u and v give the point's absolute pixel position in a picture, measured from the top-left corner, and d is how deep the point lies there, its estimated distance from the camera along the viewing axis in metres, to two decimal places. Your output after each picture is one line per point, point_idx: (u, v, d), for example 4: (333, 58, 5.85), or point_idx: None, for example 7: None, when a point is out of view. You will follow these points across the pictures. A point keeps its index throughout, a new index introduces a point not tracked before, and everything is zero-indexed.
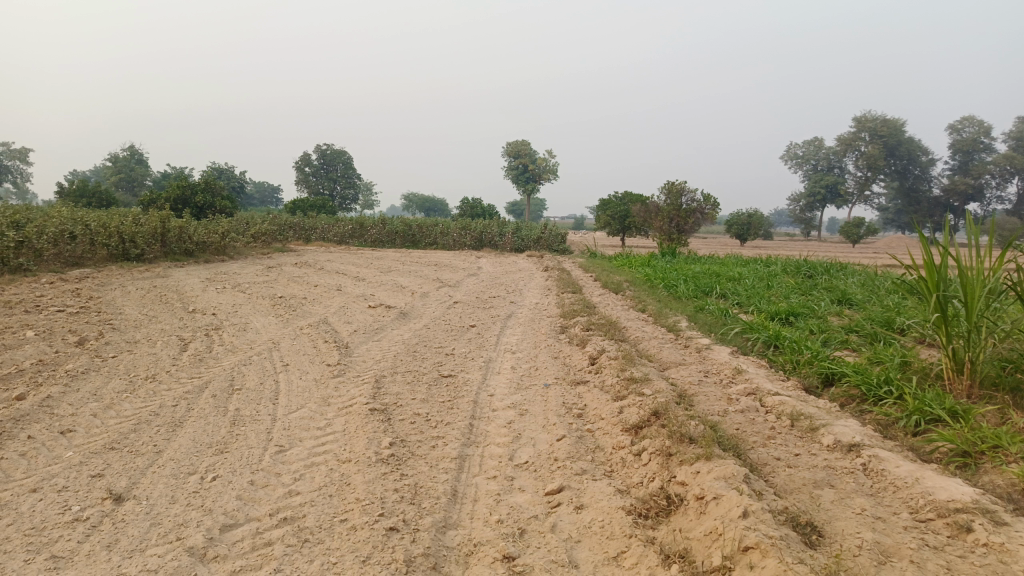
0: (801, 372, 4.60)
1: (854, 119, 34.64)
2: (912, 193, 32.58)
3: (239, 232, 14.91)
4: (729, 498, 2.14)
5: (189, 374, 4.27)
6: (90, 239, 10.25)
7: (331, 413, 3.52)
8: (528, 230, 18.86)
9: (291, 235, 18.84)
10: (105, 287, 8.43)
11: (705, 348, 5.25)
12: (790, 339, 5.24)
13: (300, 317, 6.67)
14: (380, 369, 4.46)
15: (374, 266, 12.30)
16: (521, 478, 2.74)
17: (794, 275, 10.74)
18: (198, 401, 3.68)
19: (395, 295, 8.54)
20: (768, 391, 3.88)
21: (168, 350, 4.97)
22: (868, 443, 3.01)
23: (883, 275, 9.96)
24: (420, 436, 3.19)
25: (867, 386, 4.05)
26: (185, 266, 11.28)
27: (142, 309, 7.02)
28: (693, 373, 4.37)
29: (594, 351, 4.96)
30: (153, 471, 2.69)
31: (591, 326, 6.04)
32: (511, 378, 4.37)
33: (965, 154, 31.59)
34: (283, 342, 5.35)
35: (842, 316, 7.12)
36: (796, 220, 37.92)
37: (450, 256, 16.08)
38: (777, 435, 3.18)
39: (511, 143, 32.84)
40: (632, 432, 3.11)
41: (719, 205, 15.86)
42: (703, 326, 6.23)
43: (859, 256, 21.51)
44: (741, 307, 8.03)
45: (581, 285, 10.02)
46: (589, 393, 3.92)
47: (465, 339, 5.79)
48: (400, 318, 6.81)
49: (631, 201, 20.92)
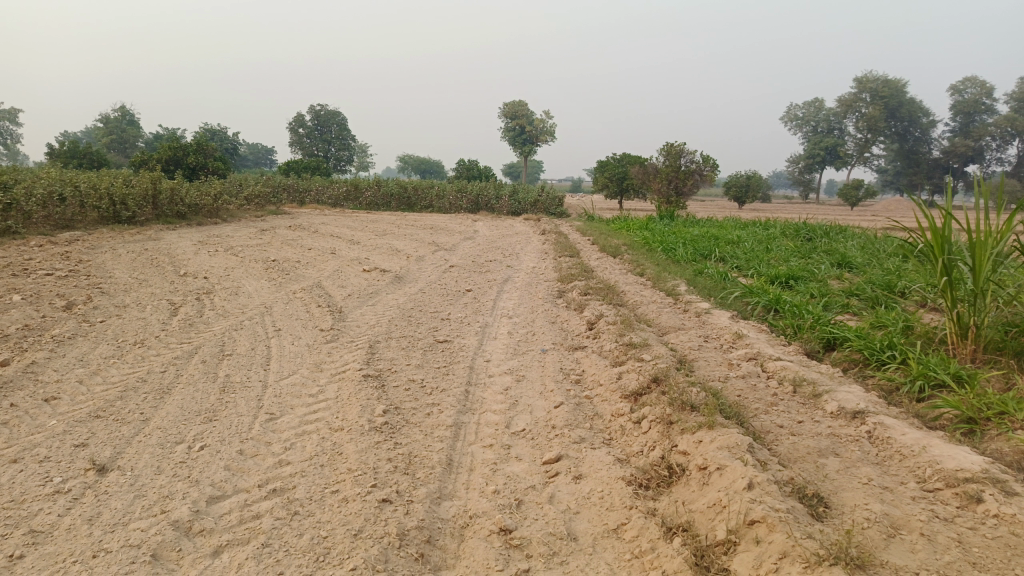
0: (802, 337, 4.52)
1: (855, 79, 34.17)
2: (912, 155, 32.31)
3: (232, 194, 14.70)
4: (733, 469, 2.07)
5: (179, 339, 4.18)
6: (80, 202, 10.07)
7: (323, 379, 3.44)
8: (525, 192, 18.66)
9: (285, 197, 18.62)
10: (95, 251, 8.29)
11: (705, 312, 5.17)
12: (791, 303, 5.15)
13: (294, 281, 6.57)
14: (374, 334, 4.38)
15: (369, 229, 12.15)
16: (518, 446, 2.67)
17: (794, 238, 10.64)
18: (187, 367, 3.59)
19: (390, 259, 8.43)
20: (770, 356, 3.81)
21: (158, 314, 4.87)
22: (873, 411, 2.94)
23: (882, 237, 9.86)
24: (413, 402, 3.12)
25: (869, 351, 3.98)
26: (177, 228, 11.13)
27: (133, 272, 6.89)
28: (693, 338, 4.29)
29: (592, 315, 4.87)
30: (139, 441, 2.61)
31: (589, 290, 5.95)
32: (508, 343, 4.29)
33: (966, 115, 31.25)
34: (275, 307, 5.25)
35: (842, 280, 7.03)
36: (795, 183, 37.65)
37: (446, 219, 15.92)
38: (779, 401, 3.11)
39: (510, 103, 32.24)
40: (631, 398, 3.04)
41: (718, 166, 15.65)
42: (703, 290, 6.14)
43: (857, 219, 21.41)
44: (740, 271, 7.94)
45: (578, 248, 9.92)
46: (587, 359, 3.85)
47: (461, 303, 5.71)
48: (395, 282, 6.71)
49: (629, 163, 20.69)
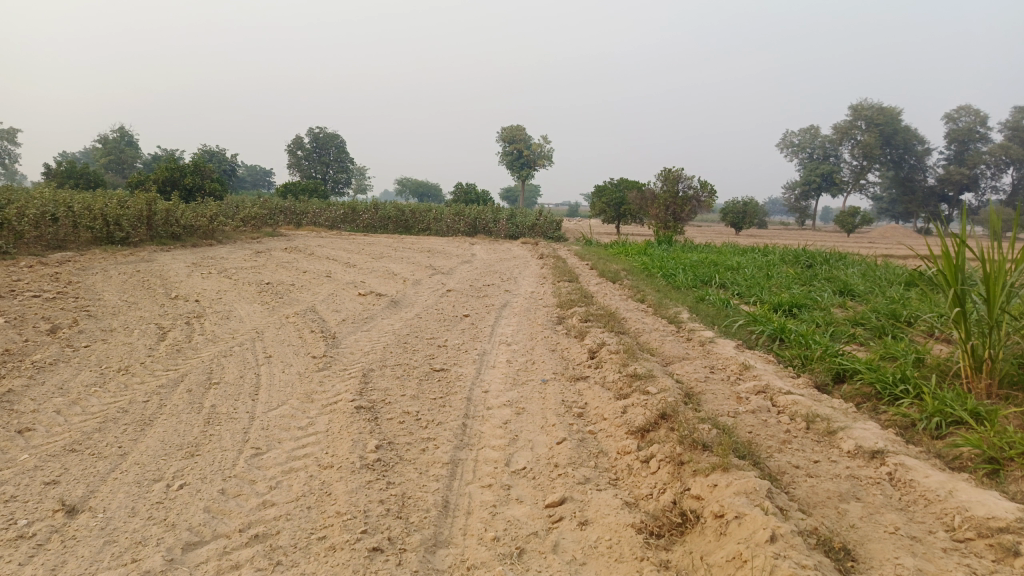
0: (811, 368, 4.38)
1: (851, 107, 34.33)
2: (909, 182, 32.89)
3: (228, 215, 14.60)
4: (753, 519, 1.92)
5: (165, 366, 4.02)
6: (74, 222, 9.93)
7: (314, 411, 3.28)
8: (523, 216, 18.62)
9: (281, 219, 18.52)
10: (86, 272, 8.14)
11: (709, 341, 5.03)
12: (797, 333, 5.01)
13: (287, 305, 6.41)
14: (368, 362, 4.22)
15: (366, 252, 12.02)
16: (518, 487, 2.51)
17: (793, 265, 10.55)
18: (171, 397, 3.43)
19: (386, 282, 8.29)
20: (780, 389, 3.66)
21: (145, 339, 4.71)
22: (892, 450, 2.80)
23: (883, 265, 9.77)
24: (408, 437, 2.96)
25: (882, 384, 3.83)
26: (171, 250, 10.99)
27: (122, 294, 6.74)
28: (698, 368, 4.15)
29: (593, 343, 4.73)
30: (114, 479, 2.44)
31: (590, 316, 5.81)
32: (507, 372, 4.14)
33: (961, 144, 31.43)
34: (267, 332, 5.10)
35: (846, 308, 6.89)
36: (791, 209, 37.71)
37: (443, 242, 15.84)
38: (793, 439, 2.96)
39: (506, 128, 32.45)
40: (638, 435, 2.88)
41: (716, 192, 15.59)
42: (705, 317, 6.01)
43: (855, 245, 21.39)
44: (741, 298, 7.82)
45: (577, 273, 9.81)
46: (590, 391, 3.69)
47: (459, 329, 5.56)
48: (391, 306, 6.56)
49: (627, 188, 20.68)
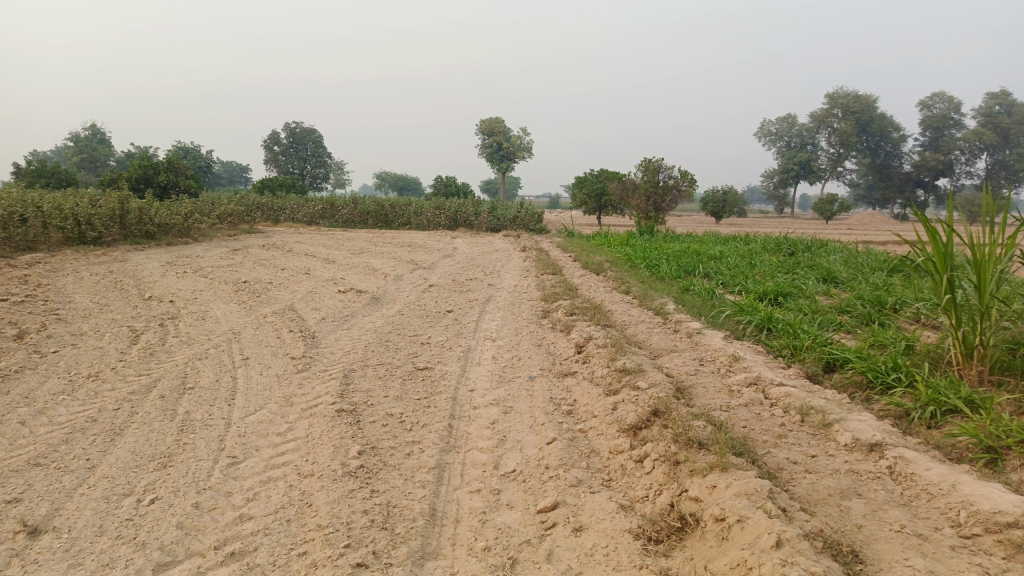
0: (800, 358, 4.32)
1: (827, 96, 34.49)
2: (885, 169, 33.14)
3: (204, 213, 14.32)
4: (757, 522, 1.83)
5: (137, 371, 3.87)
6: (43, 222, 9.66)
7: (293, 415, 3.16)
8: (504, 208, 18.50)
9: (259, 215, 18.23)
10: (56, 274, 7.90)
11: (697, 333, 4.95)
12: (785, 322, 4.95)
13: (265, 304, 6.25)
14: (349, 362, 4.09)
15: (346, 248, 11.83)
16: (508, 492, 2.41)
17: (776, 253, 10.53)
18: (144, 404, 3.28)
19: (366, 279, 8.14)
20: (772, 382, 3.58)
21: (117, 343, 4.54)
22: (891, 442, 2.73)
23: (865, 252, 9.77)
24: (392, 440, 2.85)
25: (874, 373, 3.78)
26: (145, 249, 10.74)
27: (94, 297, 6.54)
28: (688, 361, 4.07)
29: (580, 337, 4.63)
30: (81, 494, 2.31)
31: (575, 309, 5.72)
32: (492, 370, 4.03)
33: (935, 130, 31.69)
34: (244, 333, 4.95)
35: (831, 296, 6.85)
36: (770, 197, 37.84)
37: (424, 236, 15.66)
38: (789, 433, 2.88)
39: (485, 120, 32.25)
40: (630, 433, 2.79)
41: (696, 182, 15.55)
42: (692, 308, 5.94)
43: (835, 233, 21.52)
44: (726, 288, 7.76)
45: (560, 266, 9.70)
46: (578, 387, 3.60)
47: (442, 325, 5.44)
48: (372, 303, 6.42)
49: (608, 179, 20.62)
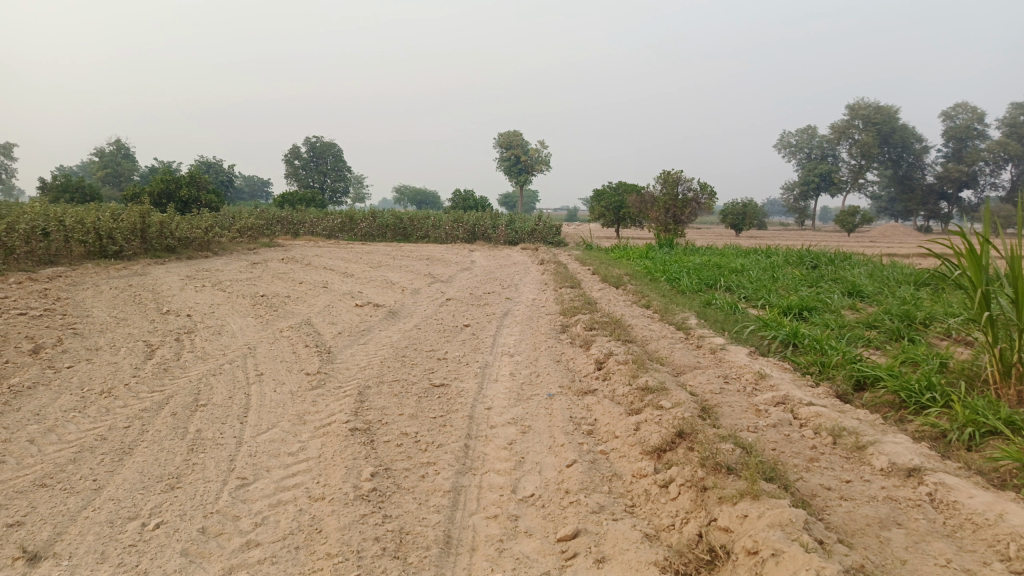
0: (829, 376, 4.17)
1: (848, 107, 34.10)
2: (907, 181, 32.89)
3: (224, 226, 14.40)
4: (793, 557, 1.71)
5: (150, 388, 3.81)
6: (66, 236, 9.72)
7: (306, 433, 3.07)
8: (522, 221, 18.46)
9: (278, 229, 18.32)
10: (76, 287, 7.92)
11: (721, 348, 4.82)
12: (812, 338, 4.81)
13: (281, 318, 6.19)
14: (364, 379, 4.01)
15: (364, 262, 11.81)
16: (526, 518, 2.30)
17: (798, 266, 10.36)
18: (154, 421, 3.22)
19: (384, 292, 8.08)
20: (801, 401, 3.44)
21: (132, 359, 4.50)
22: (930, 468, 2.58)
23: (890, 265, 9.57)
24: (406, 461, 2.75)
25: (907, 393, 3.62)
26: (165, 263, 10.77)
27: (112, 311, 6.53)
28: (713, 378, 3.95)
29: (600, 353, 4.52)
30: (85, 518, 2.23)
31: (595, 324, 5.61)
32: (510, 386, 3.93)
33: (958, 141, 31.27)
34: (259, 348, 4.88)
35: (857, 310, 6.68)
36: (790, 209, 37.44)
37: (442, 249, 15.63)
38: (821, 456, 2.75)
39: (503, 134, 32.26)
40: (654, 456, 2.68)
41: (716, 194, 15.37)
42: (715, 323, 5.81)
43: (857, 245, 21.26)
44: (749, 302, 7.61)
45: (579, 279, 9.59)
46: (599, 406, 3.48)
47: (459, 340, 5.36)
48: (389, 317, 6.35)
49: (626, 191, 20.50)
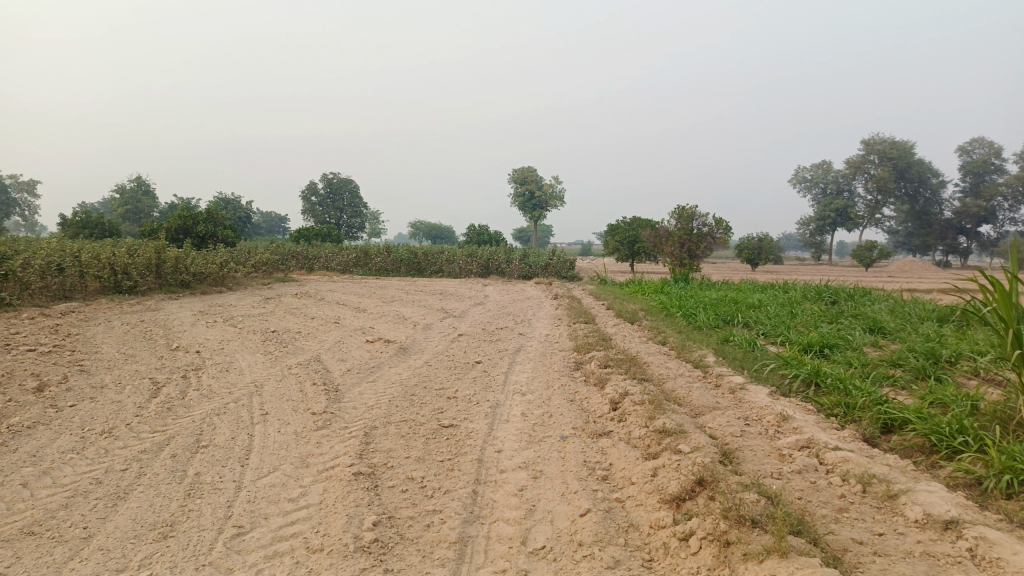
0: (854, 418, 4.00)
1: (863, 142, 34.05)
2: (924, 216, 32.70)
3: (239, 261, 14.44)
4: None
5: (151, 428, 3.70)
6: (81, 272, 9.75)
7: (308, 478, 2.95)
8: (536, 256, 18.41)
9: (293, 264, 18.37)
10: (88, 323, 7.90)
11: (740, 388, 4.66)
12: (835, 377, 4.64)
13: (290, 355, 6.10)
14: (371, 418, 3.90)
15: (377, 296, 11.75)
16: (536, 574, 2.15)
17: (817, 301, 10.19)
18: (153, 464, 3.11)
19: (396, 328, 7.98)
20: (826, 445, 3.28)
21: (136, 397, 4.41)
22: (969, 519, 2.41)
23: (911, 300, 9.38)
24: (411, 509, 2.62)
25: (937, 436, 3.45)
26: (178, 298, 10.77)
27: (121, 347, 6.47)
28: (732, 420, 3.79)
29: (615, 392, 4.38)
30: (70, 571, 2.11)
31: (609, 361, 5.47)
32: (522, 427, 3.79)
33: (975, 176, 31.05)
34: (266, 386, 4.79)
35: (880, 348, 6.49)
36: (806, 244, 37.17)
37: (455, 284, 15.58)
38: (850, 506, 2.59)
39: (518, 169, 32.44)
40: (672, 505, 2.53)
41: (731, 229, 15.26)
42: (733, 360, 5.65)
43: (875, 280, 21.04)
44: (767, 338, 7.44)
45: (593, 315, 9.47)
46: (614, 449, 3.33)
47: (470, 378, 5.23)
48: (400, 354, 6.25)
49: (641, 226, 20.44)
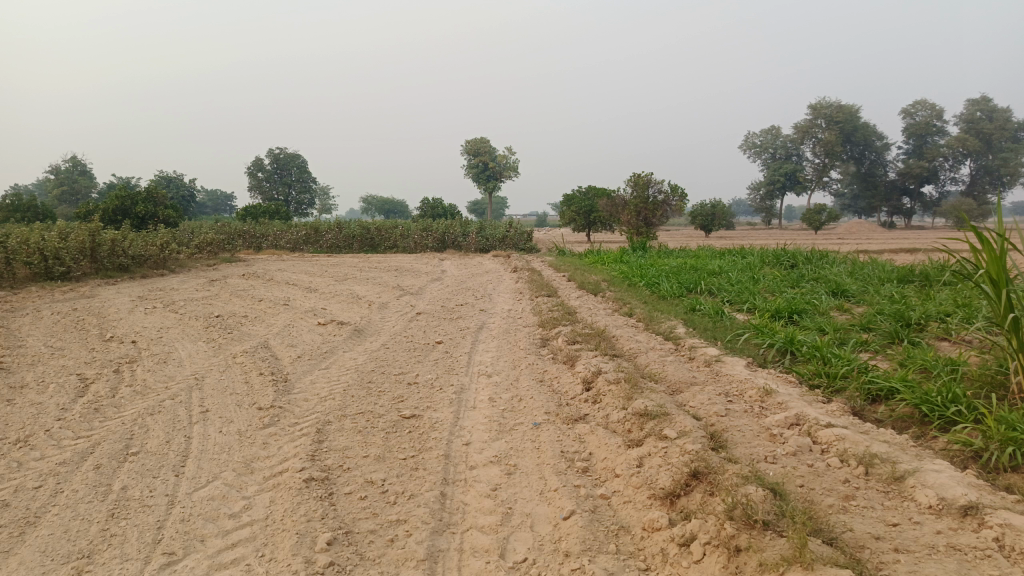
0: (838, 391, 3.79)
1: (810, 106, 34.24)
2: (870, 178, 33.40)
3: (182, 242, 13.75)
4: None
5: (75, 434, 3.29)
6: (7, 259, 9.06)
7: (253, 487, 2.61)
8: (492, 228, 18.03)
9: (240, 243, 17.62)
10: (14, 314, 7.28)
11: (716, 361, 4.44)
12: (812, 345, 4.45)
13: (235, 342, 5.66)
14: (324, 412, 3.54)
15: (330, 275, 11.25)
16: None
17: (776, 265, 10.11)
18: (72, 478, 2.72)
19: (350, 308, 7.57)
20: (819, 421, 3.06)
21: (60, 397, 3.95)
22: (988, 501, 2.19)
23: (869, 261, 9.36)
24: (370, 520, 2.30)
25: (929, 406, 3.25)
26: (117, 284, 10.11)
27: (49, 340, 5.94)
28: (715, 397, 3.55)
29: (587, 371, 4.10)
30: None
31: (577, 336, 5.20)
32: (490, 415, 3.49)
33: (918, 137, 31.69)
34: (208, 378, 4.37)
35: (847, 312, 6.36)
36: (757, 209, 37.49)
37: (410, 260, 15.05)
38: (857, 493, 2.36)
39: (472, 141, 31.78)
40: (666, 503, 2.27)
41: (687, 196, 15.12)
42: (704, 331, 5.43)
43: (825, 243, 21.43)
44: (733, 305, 7.26)
45: (555, 287, 9.18)
46: (593, 436, 3.06)
47: (431, 360, 4.90)
48: (354, 336, 5.87)
49: (596, 195, 20.24)
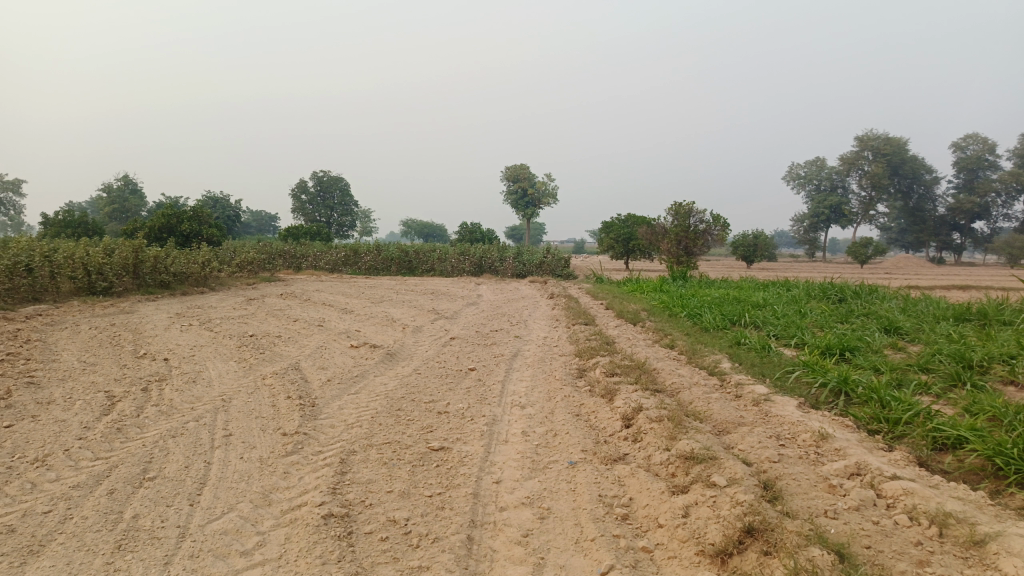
0: (900, 437, 3.49)
1: (857, 138, 33.58)
2: (918, 212, 32.52)
3: (224, 260, 13.88)
4: None
5: (93, 455, 3.18)
6: (52, 273, 9.18)
7: (269, 522, 2.45)
8: (529, 253, 17.88)
9: (281, 263, 17.75)
10: (54, 328, 7.32)
11: (764, 400, 4.18)
12: (868, 386, 4.15)
13: (266, 363, 5.57)
14: (349, 441, 3.38)
15: (366, 297, 11.20)
16: None
17: (823, 299, 9.74)
18: (84, 504, 2.59)
19: (383, 331, 7.46)
20: (881, 472, 2.79)
21: (83, 415, 3.87)
22: None
23: (922, 297, 8.95)
24: (390, 565, 2.12)
25: (1003, 458, 2.95)
26: (157, 300, 10.19)
27: (83, 354, 5.92)
28: (765, 439, 3.31)
29: (627, 407, 3.87)
30: None
31: (616, 369, 4.98)
32: (523, 450, 3.29)
33: (968, 171, 30.80)
34: (235, 400, 4.26)
35: (902, 350, 6.01)
36: (801, 242, 36.74)
37: (447, 283, 14.99)
38: (932, 558, 2.10)
39: (511, 167, 31.87)
40: (716, 561, 2.05)
41: (729, 225, 14.79)
42: (750, 367, 5.16)
43: (872, 277, 20.76)
44: (779, 340, 6.95)
45: (592, 316, 8.96)
46: (634, 479, 2.84)
47: (463, 388, 4.73)
48: (386, 360, 5.74)
49: (635, 223, 20.00)
